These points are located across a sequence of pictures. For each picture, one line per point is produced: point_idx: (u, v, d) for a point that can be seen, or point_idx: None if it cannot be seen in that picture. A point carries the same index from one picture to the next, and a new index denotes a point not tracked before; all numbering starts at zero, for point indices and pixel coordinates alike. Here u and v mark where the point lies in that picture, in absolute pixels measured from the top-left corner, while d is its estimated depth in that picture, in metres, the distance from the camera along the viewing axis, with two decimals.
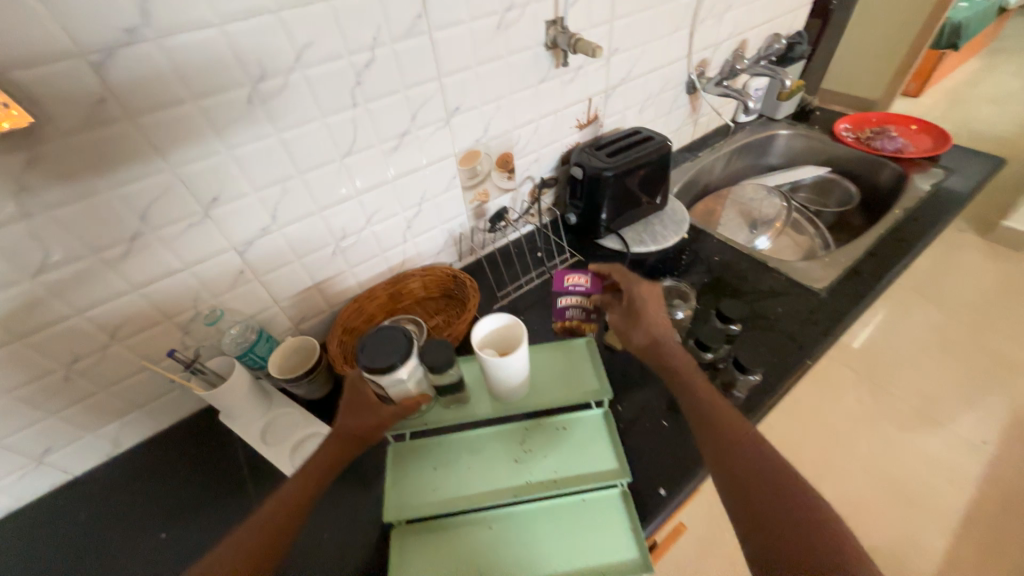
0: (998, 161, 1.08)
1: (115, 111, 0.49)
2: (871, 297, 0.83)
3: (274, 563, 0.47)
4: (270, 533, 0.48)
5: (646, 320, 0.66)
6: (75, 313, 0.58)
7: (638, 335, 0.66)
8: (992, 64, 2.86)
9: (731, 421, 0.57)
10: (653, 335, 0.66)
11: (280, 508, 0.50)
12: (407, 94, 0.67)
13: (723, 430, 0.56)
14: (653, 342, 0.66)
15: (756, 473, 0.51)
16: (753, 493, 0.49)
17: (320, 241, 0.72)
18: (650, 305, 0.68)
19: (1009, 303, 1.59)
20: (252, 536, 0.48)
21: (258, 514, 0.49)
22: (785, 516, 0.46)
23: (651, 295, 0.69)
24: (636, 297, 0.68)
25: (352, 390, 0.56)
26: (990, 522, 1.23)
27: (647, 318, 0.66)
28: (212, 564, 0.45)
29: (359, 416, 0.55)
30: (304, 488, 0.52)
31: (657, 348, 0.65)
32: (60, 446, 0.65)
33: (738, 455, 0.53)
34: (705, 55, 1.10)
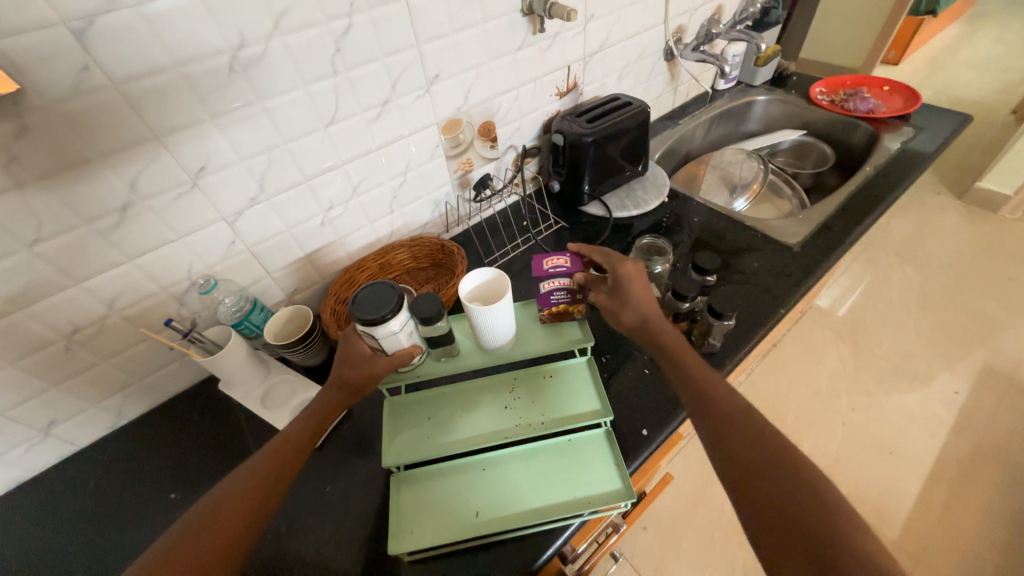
0: (964, 118, 1.11)
1: (100, 79, 0.50)
2: (841, 250, 0.87)
3: (280, 501, 0.50)
4: (274, 473, 0.51)
5: (635, 299, 0.62)
6: (72, 284, 0.59)
7: (629, 314, 0.61)
8: (971, 31, 2.89)
9: (704, 372, 0.55)
10: (643, 313, 0.61)
11: (283, 452, 0.53)
12: (386, 61, 0.68)
13: (697, 381, 0.54)
14: (644, 322, 0.60)
15: (734, 423, 0.49)
16: (733, 442, 0.48)
17: (308, 212, 0.74)
18: (636, 283, 0.63)
19: (980, 261, 1.66)
20: (258, 471, 0.50)
21: (262, 454, 0.52)
22: (765, 462, 0.46)
23: (637, 275, 0.64)
24: (623, 277, 0.64)
25: (347, 343, 0.59)
26: (962, 465, 1.26)
27: (632, 296, 0.62)
28: (218, 500, 0.48)
29: (356, 367, 0.58)
30: (305, 433, 0.55)
31: (651, 326, 0.60)
32: (65, 418, 0.67)
33: (715, 407, 0.51)
34: (682, 21, 1.12)
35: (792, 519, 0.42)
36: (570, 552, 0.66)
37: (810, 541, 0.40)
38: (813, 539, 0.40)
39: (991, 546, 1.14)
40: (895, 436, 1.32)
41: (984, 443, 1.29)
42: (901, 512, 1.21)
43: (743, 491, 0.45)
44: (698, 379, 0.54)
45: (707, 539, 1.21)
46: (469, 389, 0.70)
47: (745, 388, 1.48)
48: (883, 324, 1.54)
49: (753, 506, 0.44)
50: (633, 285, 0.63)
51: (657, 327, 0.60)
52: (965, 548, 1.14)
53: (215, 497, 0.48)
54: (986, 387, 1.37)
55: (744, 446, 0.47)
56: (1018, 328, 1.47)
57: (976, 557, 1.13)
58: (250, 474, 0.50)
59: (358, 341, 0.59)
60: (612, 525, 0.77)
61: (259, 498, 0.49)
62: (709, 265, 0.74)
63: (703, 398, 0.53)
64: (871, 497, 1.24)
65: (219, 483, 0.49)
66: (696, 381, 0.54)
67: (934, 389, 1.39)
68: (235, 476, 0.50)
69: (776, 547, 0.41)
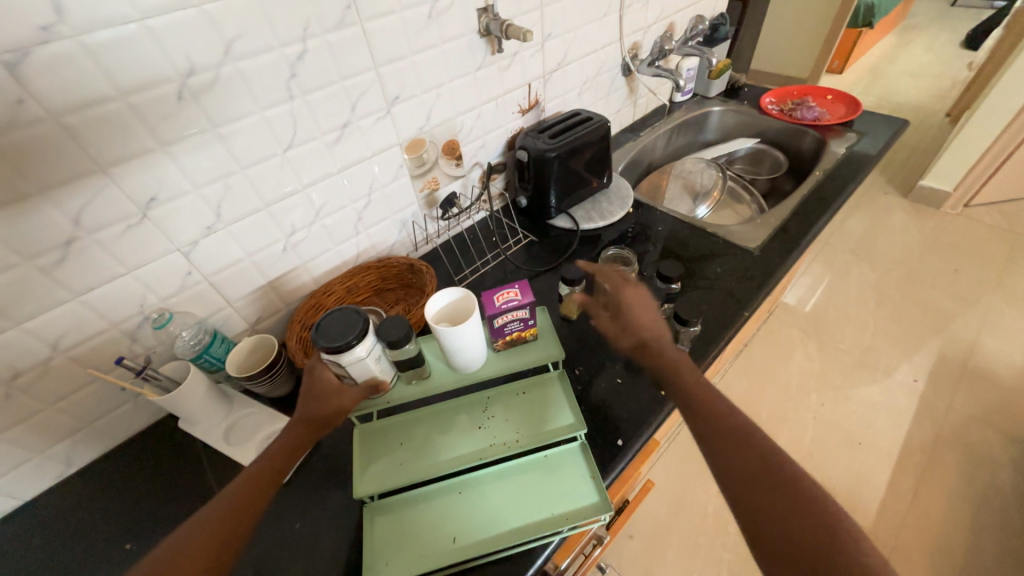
0: (901, 123, 1.19)
1: (37, 111, 0.48)
2: (797, 252, 0.91)
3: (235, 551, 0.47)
4: (233, 519, 0.48)
5: (633, 319, 0.65)
6: (12, 326, 0.56)
7: (628, 338, 0.65)
8: (906, 41, 3.10)
9: (700, 387, 0.56)
10: (642, 336, 0.64)
11: (240, 496, 0.49)
12: (344, 84, 0.68)
13: (694, 398, 0.55)
14: (641, 342, 0.63)
15: (731, 438, 0.50)
16: (732, 459, 0.48)
17: (269, 238, 0.72)
18: (637, 307, 0.66)
19: (928, 255, 1.76)
20: (216, 516, 0.48)
21: (220, 499, 0.49)
22: (762, 478, 0.46)
23: (637, 300, 0.67)
24: (624, 303, 0.67)
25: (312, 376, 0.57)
26: (926, 451, 1.31)
27: (635, 319, 0.65)
28: (166, 555, 0.44)
29: (322, 401, 0.57)
30: (264, 475, 0.52)
31: (646, 347, 0.63)
32: (6, 470, 0.63)
33: (713, 423, 0.52)
34: (637, 38, 1.16)
35: (796, 535, 0.42)
36: (554, 570, 0.65)
37: (814, 561, 0.40)
38: (811, 556, 0.40)
39: (959, 528, 1.19)
40: (863, 426, 1.37)
41: (945, 429, 1.35)
42: (875, 502, 1.24)
43: (741, 507, 0.46)
44: (695, 395, 0.55)
45: (692, 544, 1.22)
46: (440, 410, 0.69)
47: (720, 388, 1.52)
48: (845, 320, 1.61)
49: (751, 523, 0.45)
50: (631, 310, 0.66)
51: (654, 346, 0.62)
52: (936, 532, 1.19)
53: (171, 549, 0.45)
54: (943, 374, 1.44)
55: (743, 464, 0.47)
56: (967, 316, 1.57)
57: (946, 540, 1.17)
58: (206, 523, 0.47)
59: (322, 371, 0.58)
60: (596, 538, 0.77)
61: (220, 547, 0.46)
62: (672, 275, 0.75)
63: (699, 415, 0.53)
64: (846, 488, 1.27)
65: (168, 538, 0.46)
66: (693, 398, 0.55)
67: (896, 379, 1.45)
68: (189, 526, 0.47)
69: (775, 564, 0.42)
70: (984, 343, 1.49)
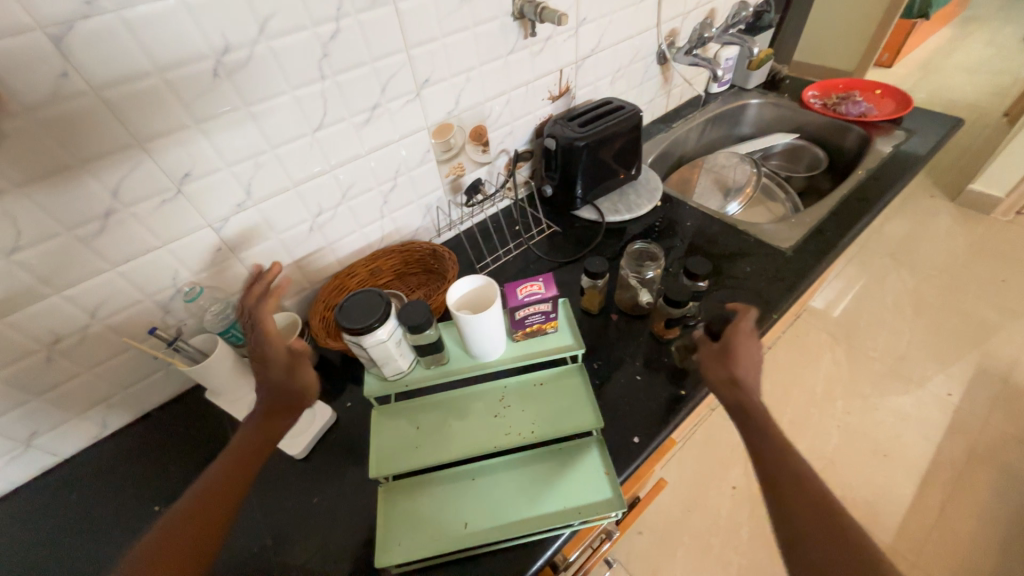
0: (955, 121, 1.12)
1: (79, 84, 0.49)
2: (834, 253, 0.87)
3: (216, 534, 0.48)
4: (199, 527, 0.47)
5: (735, 360, 0.58)
6: (54, 292, 0.58)
7: (719, 371, 0.59)
8: (965, 34, 2.90)
9: (766, 425, 0.53)
10: (735, 373, 0.58)
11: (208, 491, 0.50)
12: (374, 66, 0.68)
13: (763, 439, 0.53)
14: (733, 379, 0.58)
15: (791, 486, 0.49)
16: (792, 510, 0.47)
17: (297, 217, 0.73)
18: (747, 355, 0.59)
19: (973, 264, 1.66)
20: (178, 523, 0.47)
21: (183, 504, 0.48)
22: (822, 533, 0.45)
23: (749, 350, 0.59)
24: (733, 343, 0.59)
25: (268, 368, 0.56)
26: (957, 468, 1.26)
27: (741, 359, 0.58)
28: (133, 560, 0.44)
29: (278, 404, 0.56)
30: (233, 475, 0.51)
31: (741, 386, 0.57)
32: (47, 429, 0.66)
33: (776, 466, 0.50)
34: (675, 24, 1.12)
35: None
36: (562, 561, 0.66)
37: None
38: None
39: (986, 550, 1.14)
40: (890, 438, 1.32)
41: (979, 446, 1.29)
42: (897, 516, 1.20)
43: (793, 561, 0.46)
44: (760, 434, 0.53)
45: (703, 545, 1.21)
46: (453, 399, 0.69)
47: None
48: (878, 327, 1.54)
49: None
50: (740, 351, 0.59)
51: (747, 386, 0.57)
52: (961, 551, 1.14)
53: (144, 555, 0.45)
54: (980, 389, 1.38)
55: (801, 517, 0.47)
56: (1011, 330, 1.48)
57: (972, 561, 1.13)
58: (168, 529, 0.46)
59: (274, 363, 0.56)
60: (605, 533, 0.77)
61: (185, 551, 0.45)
62: (700, 275, 0.72)
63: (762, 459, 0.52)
64: (868, 500, 1.23)
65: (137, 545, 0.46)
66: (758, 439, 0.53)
67: (929, 391, 1.39)
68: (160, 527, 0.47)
69: None
70: None
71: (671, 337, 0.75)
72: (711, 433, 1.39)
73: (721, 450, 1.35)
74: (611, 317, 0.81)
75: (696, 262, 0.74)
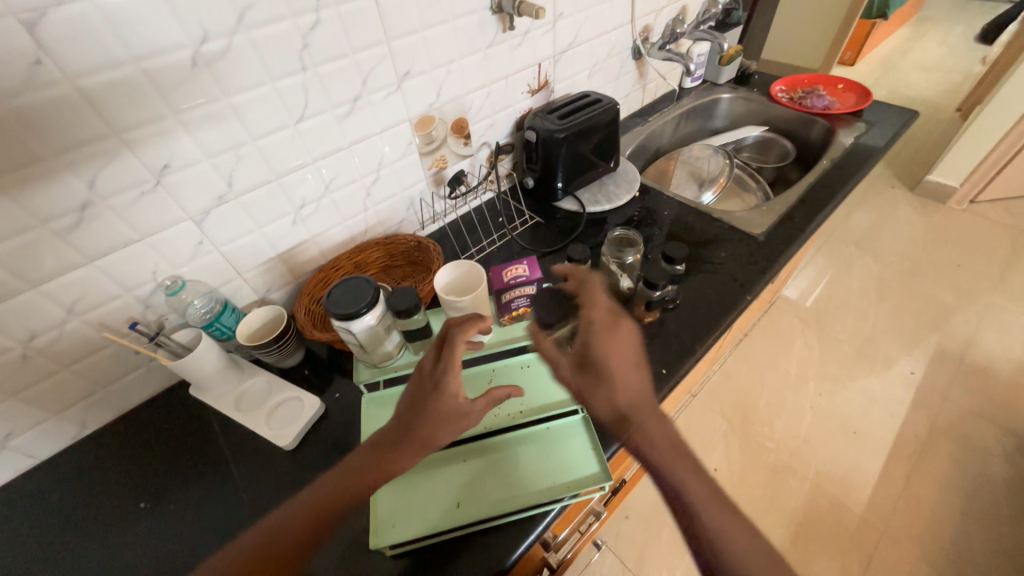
0: (911, 113, 1.18)
1: (53, 73, 0.48)
2: (802, 238, 0.91)
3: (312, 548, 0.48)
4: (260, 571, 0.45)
5: (613, 385, 0.56)
6: (29, 287, 0.57)
7: (602, 405, 0.56)
8: (920, 33, 3.05)
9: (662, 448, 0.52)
10: (620, 406, 0.55)
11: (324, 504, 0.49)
12: (355, 58, 0.68)
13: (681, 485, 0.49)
14: (621, 417, 0.55)
15: (718, 529, 0.46)
16: (728, 556, 0.45)
17: (279, 211, 0.73)
18: (615, 359, 0.58)
19: (932, 250, 1.76)
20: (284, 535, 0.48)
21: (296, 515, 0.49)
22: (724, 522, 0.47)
23: (619, 348, 0.59)
24: (597, 356, 0.58)
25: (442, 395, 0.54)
26: (920, 441, 1.33)
27: (609, 376, 0.57)
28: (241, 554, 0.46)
29: (447, 427, 0.54)
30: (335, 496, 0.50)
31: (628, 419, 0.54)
32: (23, 430, 0.64)
33: (691, 502, 0.48)
34: (648, 21, 1.15)
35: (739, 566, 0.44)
36: (552, 539, 0.68)
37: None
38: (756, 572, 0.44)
39: (949, 516, 1.21)
40: (859, 416, 1.39)
41: (940, 420, 1.37)
42: (867, 489, 1.27)
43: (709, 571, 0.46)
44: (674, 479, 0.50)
45: None
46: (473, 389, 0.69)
47: (719, 376, 1.53)
48: (846, 311, 1.62)
49: None
50: (610, 367, 0.57)
51: (633, 419, 0.54)
52: (926, 518, 1.21)
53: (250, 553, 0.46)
54: (940, 368, 1.46)
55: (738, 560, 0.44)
56: (967, 311, 1.57)
57: (936, 528, 1.19)
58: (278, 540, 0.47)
59: (453, 387, 0.55)
60: (594, 514, 0.79)
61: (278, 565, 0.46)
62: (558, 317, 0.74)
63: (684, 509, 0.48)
64: (839, 476, 1.29)
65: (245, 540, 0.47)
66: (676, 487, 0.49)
67: (895, 372, 1.46)
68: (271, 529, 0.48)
69: None
70: (983, 338, 1.51)
71: (650, 320, 0.79)
72: (692, 419, 1.44)
73: (703, 433, 1.40)
74: None
75: (542, 310, 0.74)
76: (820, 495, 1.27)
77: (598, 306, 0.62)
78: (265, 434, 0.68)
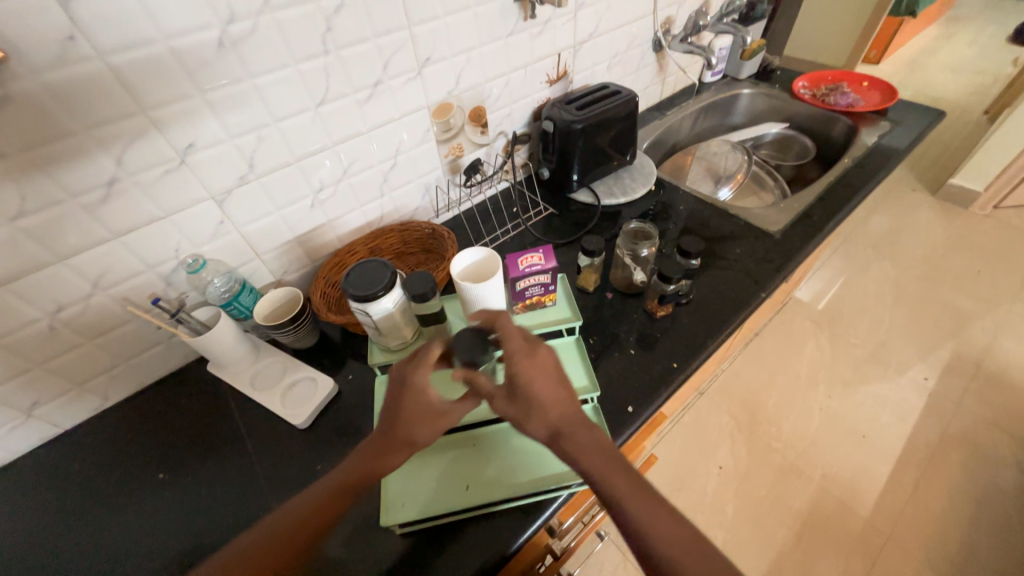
0: (937, 113, 1.16)
1: (86, 49, 0.49)
2: (818, 238, 0.90)
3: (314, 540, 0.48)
4: (268, 554, 0.46)
5: (540, 405, 0.51)
6: (57, 260, 0.58)
7: (536, 428, 0.52)
8: (949, 32, 2.97)
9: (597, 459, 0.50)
10: (551, 424, 0.52)
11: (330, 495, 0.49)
12: (377, 42, 0.68)
13: (617, 497, 0.47)
14: (554, 433, 0.52)
15: (656, 538, 0.45)
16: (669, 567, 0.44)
17: (297, 194, 0.74)
18: (538, 381, 0.52)
19: (951, 256, 1.72)
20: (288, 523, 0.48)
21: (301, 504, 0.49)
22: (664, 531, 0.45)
23: (540, 372, 0.52)
24: (518, 381, 0.52)
25: (414, 392, 0.51)
26: (931, 448, 1.32)
27: (535, 402, 0.51)
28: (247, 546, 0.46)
29: (430, 423, 0.52)
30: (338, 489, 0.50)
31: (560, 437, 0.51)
32: (48, 400, 0.67)
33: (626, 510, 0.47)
34: (671, 12, 1.13)
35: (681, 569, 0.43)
36: (557, 525, 0.69)
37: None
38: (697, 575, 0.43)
39: (956, 524, 1.20)
40: (869, 421, 1.37)
41: (951, 428, 1.35)
42: (874, 494, 1.26)
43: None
44: (610, 491, 0.48)
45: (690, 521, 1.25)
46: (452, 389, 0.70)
47: (727, 375, 1.53)
48: (860, 314, 1.60)
49: None
50: (533, 389, 0.51)
51: (566, 436, 0.51)
52: (933, 525, 1.20)
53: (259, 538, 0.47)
54: (955, 375, 1.44)
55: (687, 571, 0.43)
56: (986, 319, 1.54)
57: (942, 535, 1.18)
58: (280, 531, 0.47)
59: (427, 384, 0.51)
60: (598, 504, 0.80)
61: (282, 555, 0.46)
62: (484, 354, 0.55)
63: (625, 521, 0.47)
64: (846, 479, 1.28)
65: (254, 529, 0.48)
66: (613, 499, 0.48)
67: (907, 377, 1.44)
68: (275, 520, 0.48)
69: None
70: (1000, 346, 1.48)
71: (663, 314, 0.79)
72: (698, 417, 1.44)
73: (709, 432, 1.40)
74: (606, 295, 0.83)
75: (465, 345, 0.54)
76: (826, 498, 1.26)
77: (510, 329, 0.55)
78: (280, 411, 0.69)
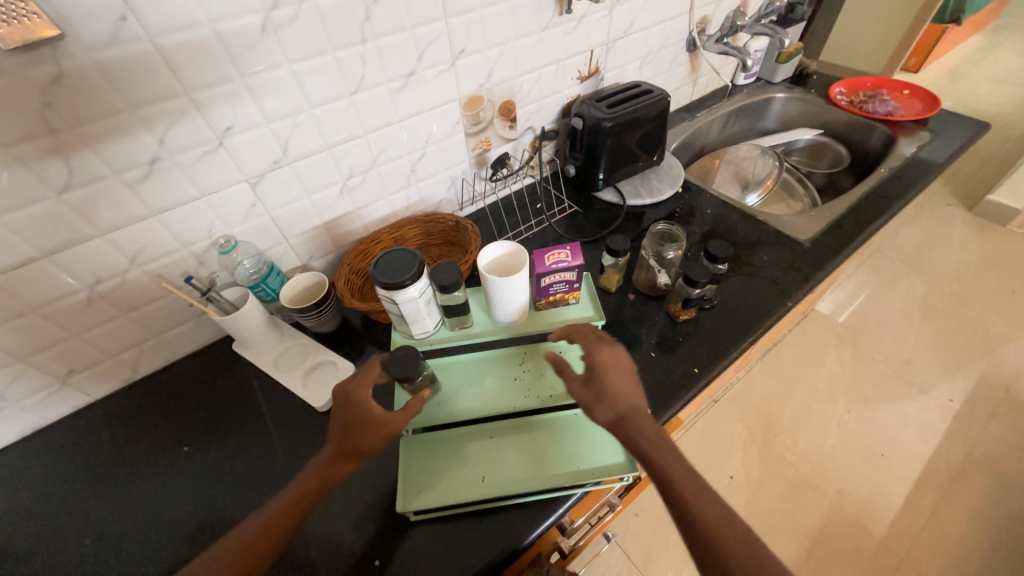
0: (983, 125, 1.11)
1: (136, 30, 0.51)
2: (850, 248, 0.88)
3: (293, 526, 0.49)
4: (272, 536, 0.48)
5: (613, 392, 0.53)
6: (98, 234, 0.60)
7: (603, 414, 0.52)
8: (995, 42, 2.85)
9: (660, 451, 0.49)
10: (619, 408, 0.52)
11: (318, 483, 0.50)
12: (414, 32, 0.69)
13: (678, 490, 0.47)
14: (618, 420, 0.51)
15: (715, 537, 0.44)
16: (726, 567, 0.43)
17: (328, 180, 0.75)
18: (612, 370, 0.54)
19: (986, 274, 1.66)
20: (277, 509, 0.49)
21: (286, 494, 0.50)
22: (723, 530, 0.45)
23: (614, 362, 0.55)
24: (597, 364, 0.54)
25: (352, 406, 0.52)
26: (953, 472, 1.28)
27: (608, 386, 0.53)
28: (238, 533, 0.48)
29: (369, 430, 0.51)
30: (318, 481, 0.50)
31: (626, 425, 0.51)
32: (82, 368, 0.69)
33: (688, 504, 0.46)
34: (706, 12, 1.11)
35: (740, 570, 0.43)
36: (568, 524, 0.68)
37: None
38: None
39: (975, 552, 1.16)
40: (889, 439, 1.34)
41: (976, 453, 1.31)
42: (890, 514, 1.23)
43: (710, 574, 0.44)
44: (670, 480, 0.48)
45: None
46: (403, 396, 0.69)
47: (743, 383, 1.51)
48: (884, 330, 1.55)
49: None
50: (607, 373, 0.54)
51: (631, 424, 0.51)
52: (950, 551, 1.17)
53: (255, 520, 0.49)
54: (983, 398, 1.39)
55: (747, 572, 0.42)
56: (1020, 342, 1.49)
57: (959, 561, 1.15)
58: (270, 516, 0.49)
59: (366, 399, 0.53)
60: (608, 506, 0.80)
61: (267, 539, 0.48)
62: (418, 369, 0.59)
63: (686, 515, 0.46)
64: (861, 497, 1.26)
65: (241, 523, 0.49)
66: (672, 488, 0.48)
67: (932, 397, 1.40)
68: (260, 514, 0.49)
69: None
70: None
71: (686, 318, 0.78)
72: (711, 424, 1.42)
73: (721, 440, 1.39)
74: (629, 296, 0.82)
75: (400, 362, 0.58)
76: (839, 515, 1.24)
77: (588, 332, 0.59)
78: (300, 392, 0.71)
